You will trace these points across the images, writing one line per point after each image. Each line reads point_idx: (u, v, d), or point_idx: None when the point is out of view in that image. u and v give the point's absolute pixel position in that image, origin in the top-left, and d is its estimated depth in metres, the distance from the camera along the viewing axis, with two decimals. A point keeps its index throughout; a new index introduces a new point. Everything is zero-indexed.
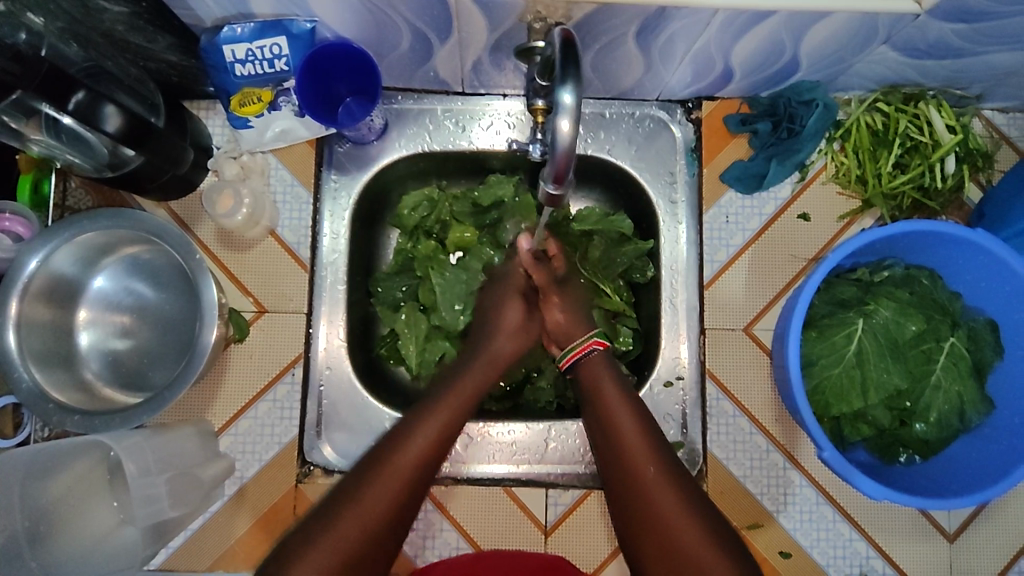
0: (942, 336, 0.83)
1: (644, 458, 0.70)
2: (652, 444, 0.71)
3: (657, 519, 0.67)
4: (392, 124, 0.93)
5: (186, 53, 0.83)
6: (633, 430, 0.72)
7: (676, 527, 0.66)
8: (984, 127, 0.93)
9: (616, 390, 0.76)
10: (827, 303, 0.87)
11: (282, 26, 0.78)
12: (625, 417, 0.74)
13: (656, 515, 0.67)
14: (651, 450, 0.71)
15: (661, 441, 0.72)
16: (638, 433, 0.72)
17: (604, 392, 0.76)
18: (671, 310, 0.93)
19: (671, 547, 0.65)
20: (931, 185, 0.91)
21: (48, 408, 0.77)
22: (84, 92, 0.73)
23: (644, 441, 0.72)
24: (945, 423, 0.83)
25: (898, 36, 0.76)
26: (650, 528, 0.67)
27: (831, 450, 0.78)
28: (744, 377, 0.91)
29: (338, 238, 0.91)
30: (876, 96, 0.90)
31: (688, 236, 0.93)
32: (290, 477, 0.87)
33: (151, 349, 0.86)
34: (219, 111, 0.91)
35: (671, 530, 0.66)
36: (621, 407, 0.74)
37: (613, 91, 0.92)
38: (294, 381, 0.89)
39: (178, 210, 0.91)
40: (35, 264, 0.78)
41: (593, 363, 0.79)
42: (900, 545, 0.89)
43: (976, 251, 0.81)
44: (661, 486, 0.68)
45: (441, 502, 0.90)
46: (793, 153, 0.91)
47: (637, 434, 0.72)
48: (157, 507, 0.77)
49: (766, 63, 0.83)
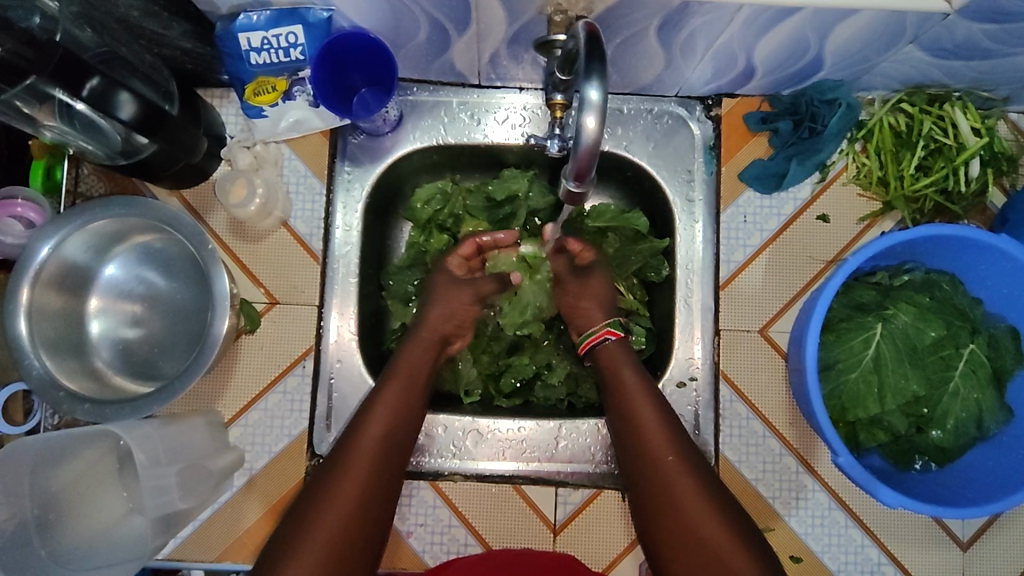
0: (961, 343, 0.82)
1: (666, 457, 0.73)
2: (673, 442, 0.75)
3: (677, 513, 0.70)
4: (407, 115, 0.92)
5: (201, 39, 0.81)
6: (655, 426, 0.76)
7: (695, 520, 0.69)
8: (1009, 130, 0.92)
9: (644, 391, 0.79)
10: (845, 306, 0.86)
11: (299, 15, 0.76)
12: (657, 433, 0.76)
13: (689, 531, 0.68)
14: (672, 448, 0.74)
15: (685, 440, 0.75)
16: (660, 429, 0.76)
17: (627, 386, 0.80)
18: (685, 310, 0.91)
19: (693, 542, 0.68)
20: (954, 189, 0.89)
21: (59, 396, 0.76)
22: (98, 78, 0.72)
23: (665, 438, 0.75)
24: (963, 430, 0.82)
25: (926, 35, 0.74)
26: (671, 522, 0.70)
27: (846, 455, 0.77)
28: (758, 379, 0.90)
29: (350, 230, 0.90)
30: (900, 96, 0.88)
31: (704, 236, 0.92)
32: (299, 470, 0.86)
33: (162, 339, 0.85)
34: (233, 100, 0.90)
35: (692, 524, 0.68)
36: (649, 412, 0.77)
37: (631, 86, 0.91)
38: (305, 373, 0.88)
39: (191, 200, 0.90)
40: (47, 250, 0.77)
41: (614, 355, 0.83)
42: (912, 551, 0.88)
43: (997, 255, 0.80)
44: (682, 481, 0.71)
45: (448, 497, 0.89)
46: (814, 153, 0.89)
47: (659, 432, 0.75)
48: (166, 498, 0.76)
49: (788, 61, 0.82)
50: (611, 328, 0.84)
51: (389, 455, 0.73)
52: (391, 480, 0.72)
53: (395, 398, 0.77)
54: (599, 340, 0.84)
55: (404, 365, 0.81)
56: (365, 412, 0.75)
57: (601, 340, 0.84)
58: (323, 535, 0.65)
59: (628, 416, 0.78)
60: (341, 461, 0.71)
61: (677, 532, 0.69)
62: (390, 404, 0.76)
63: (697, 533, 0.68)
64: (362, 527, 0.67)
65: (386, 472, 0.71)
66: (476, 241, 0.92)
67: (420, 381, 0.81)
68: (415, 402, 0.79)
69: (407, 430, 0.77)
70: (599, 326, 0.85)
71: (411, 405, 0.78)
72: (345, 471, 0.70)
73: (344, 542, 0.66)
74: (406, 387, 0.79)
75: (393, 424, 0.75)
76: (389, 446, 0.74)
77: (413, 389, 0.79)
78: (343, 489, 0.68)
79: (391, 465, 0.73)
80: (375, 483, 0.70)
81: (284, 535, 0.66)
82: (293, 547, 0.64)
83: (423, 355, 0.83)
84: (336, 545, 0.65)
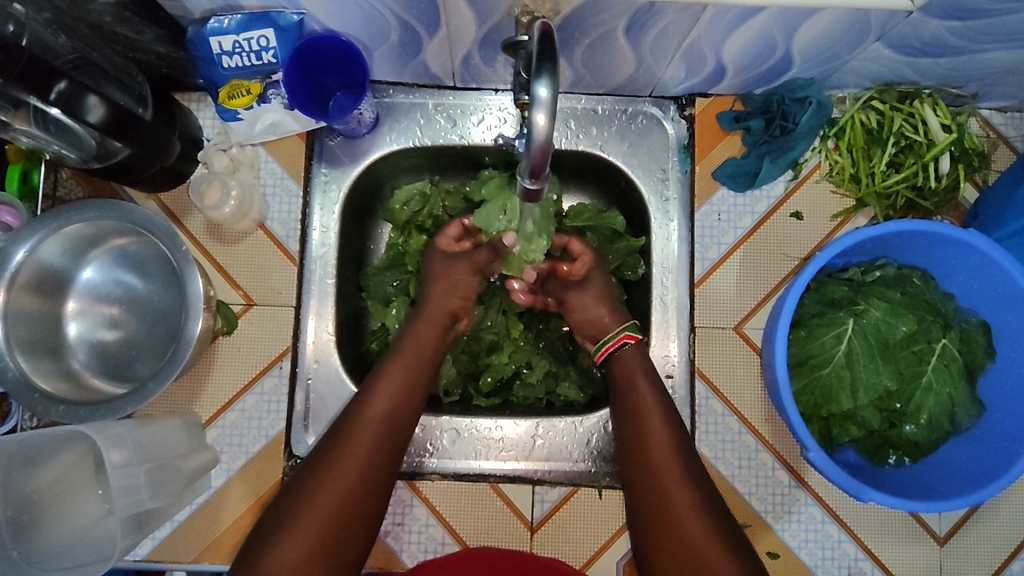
0: (933, 338, 0.82)
1: (663, 463, 0.73)
2: (675, 446, 0.74)
3: (669, 518, 0.69)
4: (384, 117, 0.93)
5: (174, 44, 0.82)
6: (658, 435, 0.75)
7: (686, 527, 0.68)
8: (980, 127, 0.92)
9: (651, 392, 0.79)
10: (818, 302, 0.86)
11: (270, 18, 0.77)
12: (659, 435, 0.75)
13: (678, 533, 0.68)
14: (674, 453, 0.74)
15: (685, 445, 0.75)
16: (663, 435, 0.75)
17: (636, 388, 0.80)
18: (661, 309, 0.92)
19: (677, 542, 0.68)
20: (925, 185, 0.90)
21: (34, 398, 0.77)
22: (66, 81, 0.72)
23: (669, 445, 0.74)
24: (936, 424, 0.83)
25: (892, 33, 0.75)
26: (660, 521, 0.70)
27: (817, 450, 0.77)
28: (733, 375, 0.91)
29: (328, 232, 0.91)
30: (871, 94, 0.89)
31: (679, 235, 0.93)
32: (276, 469, 0.87)
33: (138, 340, 0.86)
34: (209, 104, 0.91)
35: (679, 526, 0.68)
36: (653, 412, 0.77)
37: (605, 86, 0.92)
38: (282, 374, 0.89)
39: (168, 203, 0.91)
40: (23, 254, 0.78)
41: (630, 368, 0.82)
42: (889, 546, 0.88)
43: (967, 250, 0.81)
44: (676, 484, 0.71)
45: (426, 497, 0.89)
46: (786, 150, 0.90)
47: (664, 435, 0.75)
48: (135, 497, 0.76)
49: (759, 60, 0.82)
50: (628, 332, 0.84)
51: (386, 447, 0.72)
52: (387, 468, 0.71)
53: (397, 386, 0.76)
54: (616, 345, 0.84)
55: (405, 360, 0.80)
56: (360, 407, 0.74)
57: (619, 344, 0.83)
58: (303, 542, 0.64)
59: (632, 415, 0.78)
60: (329, 460, 0.69)
61: (665, 537, 0.69)
62: (391, 390, 0.76)
63: (683, 534, 0.68)
64: (343, 539, 0.66)
65: (379, 470, 0.70)
66: (464, 221, 0.90)
67: (423, 380, 0.79)
68: (416, 389, 0.78)
69: (408, 418, 0.76)
70: (618, 330, 0.84)
71: (413, 394, 0.77)
72: (340, 460, 0.69)
73: (332, 537, 0.66)
74: (408, 380, 0.78)
75: (392, 422, 0.74)
76: (382, 448, 0.72)
77: (414, 387, 0.78)
78: (328, 488, 0.67)
79: (383, 467, 0.71)
80: (364, 489, 0.69)
81: (275, 522, 0.66)
82: (280, 536, 0.65)
83: (421, 349, 0.82)
84: (324, 537, 0.65)
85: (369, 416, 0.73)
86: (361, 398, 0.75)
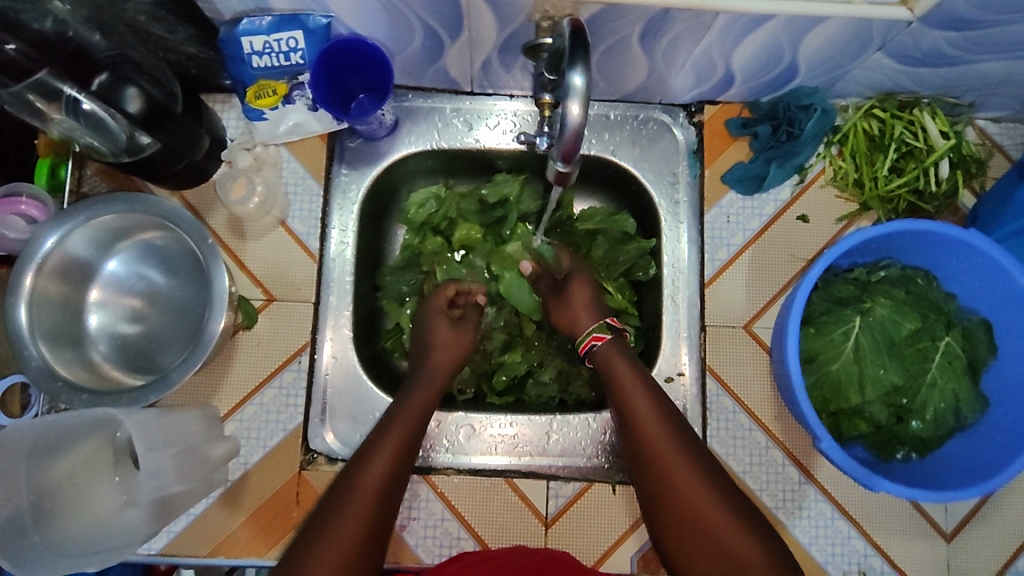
0: (938, 336, 0.85)
1: (673, 466, 0.71)
2: (676, 439, 0.73)
3: (694, 518, 0.68)
4: (404, 120, 0.96)
5: (205, 44, 0.85)
6: (659, 436, 0.74)
7: (712, 524, 0.67)
8: (977, 136, 0.96)
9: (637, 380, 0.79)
10: (825, 300, 0.89)
11: (299, 20, 0.80)
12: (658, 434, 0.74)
13: (695, 520, 0.67)
14: (676, 446, 0.72)
15: (692, 443, 0.73)
16: (663, 430, 0.74)
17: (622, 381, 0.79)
18: (671, 309, 0.94)
19: (697, 531, 0.67)
20: (926, 189, 0.93)
21: (56, 386, 0.78)
22: (106, 73, 0.76)
23: (668, 438, 0.73)
24: (941, 421, 0.85)
25: (892, 43, 0.79)
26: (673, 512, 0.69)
27: (829, 440, 0.79)
28: (743, 374, 0.93)
29: (347, 231, 0.93)
30: (872, 102, 0.93)
31: (689, 236, 0.96)
32: (294, 463, 0.88)
33: (159, 333, 0.87)
34: (235, 105, 0.94)
35: (697, 516, 0.67)
36: (643, 407, 0.76)
37: (618, 92, 0.95)
38: (301, 368, 0.90)
39: (191, 199, 0.93)
40: (51, 242, 0.79)
41: (611, 360, 0.82)
42: (898, 542, 0.90)
43: (967, 250, 0.84)
44: (686, 478, 0.70)
45: (443, 492, 0.89)
46: (792, 156, 0.93)
47: (662, 432, 0.74)
48: (161, 481, 0.75)
49: (767, 67, 0.86)
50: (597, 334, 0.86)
51: (388, 503, 0.69)
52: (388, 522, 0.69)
53: (394, 443, 0.74)
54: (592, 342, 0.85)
55: (399, 423, 0.77)
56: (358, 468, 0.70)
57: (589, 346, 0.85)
58: None
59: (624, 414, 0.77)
60: (334, 516, 0.66)
61: (689, 535, 0.67)
62: (388, 447, 0.73)
63: (701, 524, 0.67)
64: None
65: (382, 525, 0.68)
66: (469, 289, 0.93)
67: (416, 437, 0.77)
68: (411, 447, 0.75)
69: (405, 476, 0.73)
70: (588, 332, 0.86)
71: (409, 451, 0.74)
72: (343, 517, 0.66)
73: None
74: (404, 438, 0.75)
75: (391, 486, 0.70)
76: (384, 504, 0.69)
77: (410, 449, 0.75)
78: (336, 541, 0.64)
79: (386, 523, 0.68)
80: (366, 549, 0.65)
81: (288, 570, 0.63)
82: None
83: (425, 408, 0.80)
84: None
85: (369, 477, 0.70)
86: (359, 460, 0.72)
